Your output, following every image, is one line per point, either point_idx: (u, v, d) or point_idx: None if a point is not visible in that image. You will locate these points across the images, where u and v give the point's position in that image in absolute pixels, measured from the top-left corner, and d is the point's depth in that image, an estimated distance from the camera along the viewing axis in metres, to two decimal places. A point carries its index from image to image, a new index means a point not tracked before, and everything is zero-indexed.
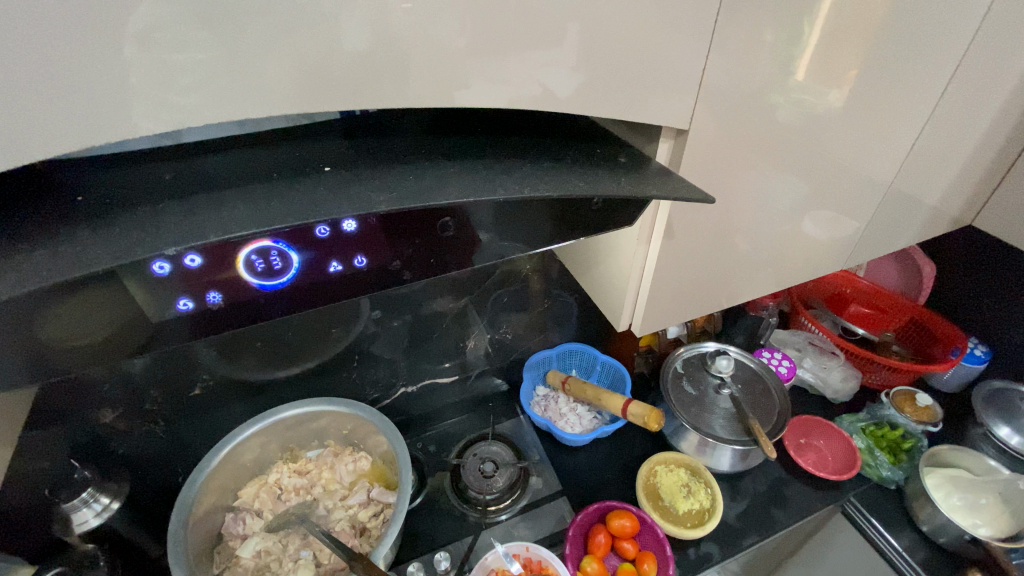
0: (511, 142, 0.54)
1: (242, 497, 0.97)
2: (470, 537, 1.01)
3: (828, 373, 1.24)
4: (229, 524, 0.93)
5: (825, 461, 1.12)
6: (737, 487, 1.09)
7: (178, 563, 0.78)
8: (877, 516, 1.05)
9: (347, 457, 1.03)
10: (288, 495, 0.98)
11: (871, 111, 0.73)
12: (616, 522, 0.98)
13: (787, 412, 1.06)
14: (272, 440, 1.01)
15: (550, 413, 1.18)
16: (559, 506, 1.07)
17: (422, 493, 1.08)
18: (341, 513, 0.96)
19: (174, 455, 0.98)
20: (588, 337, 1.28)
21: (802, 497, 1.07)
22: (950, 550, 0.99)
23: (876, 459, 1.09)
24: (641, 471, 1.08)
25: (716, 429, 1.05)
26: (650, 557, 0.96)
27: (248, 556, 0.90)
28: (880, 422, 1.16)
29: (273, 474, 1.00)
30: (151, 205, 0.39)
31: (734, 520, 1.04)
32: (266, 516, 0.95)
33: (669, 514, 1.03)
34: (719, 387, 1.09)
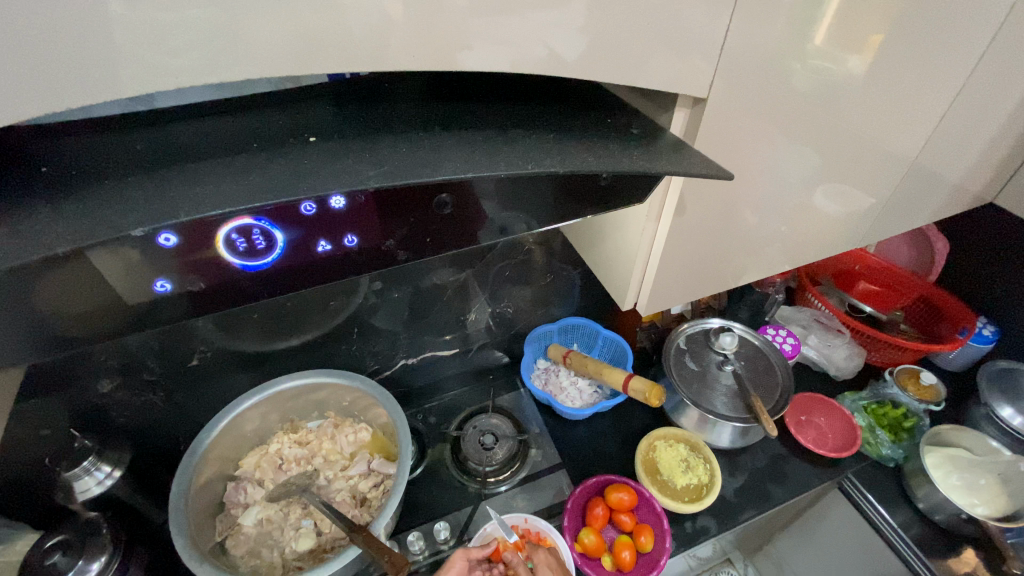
0: (514, 111, 0.50)
1: (243, 466, 0.98)
2: (469, 507, 1.02)
3: (832, 351, 1.23)
4: (231, 493, 0.93)
5: (824, 438, 1.11)
6: (736, 462, 1.10)
7: (180, 532, 0.79)
8: (874, 493, 1.06)
9: (348, 428, 1.03)
10: (289, 465, 0.99)
11: (898, 80, 0.68)
12: (615, 495, 0.99)
13: (789, 390, 1.05)
14: (272, 411, 1.01)
15: (550, 386, 1.18)
16: (558, 479, 1.08)
17: (422, 465, 1.08)
18: (341, 484, 0.97)
19: (174, 424, 0.98)
20: (590, 311, 1.26)
21: (800, 473, 1.08)
22: (945, 527, 1.00)
23: (876, 436, 1.10)
24: (641, 446, 1.08)
25: (717, 406, 1.04)
26: (647, 530, 0.97)
27: (250, 524, 0.90)
28: (881, 401, 1.16)
29: (273, 445, 1.00)
30: (121, 178, 0.37)
31: (731, 495, 1.04)
32: (267, 485, 0.96)
33: (667, 489, 1.03)
34: (721, 364, 1.08)
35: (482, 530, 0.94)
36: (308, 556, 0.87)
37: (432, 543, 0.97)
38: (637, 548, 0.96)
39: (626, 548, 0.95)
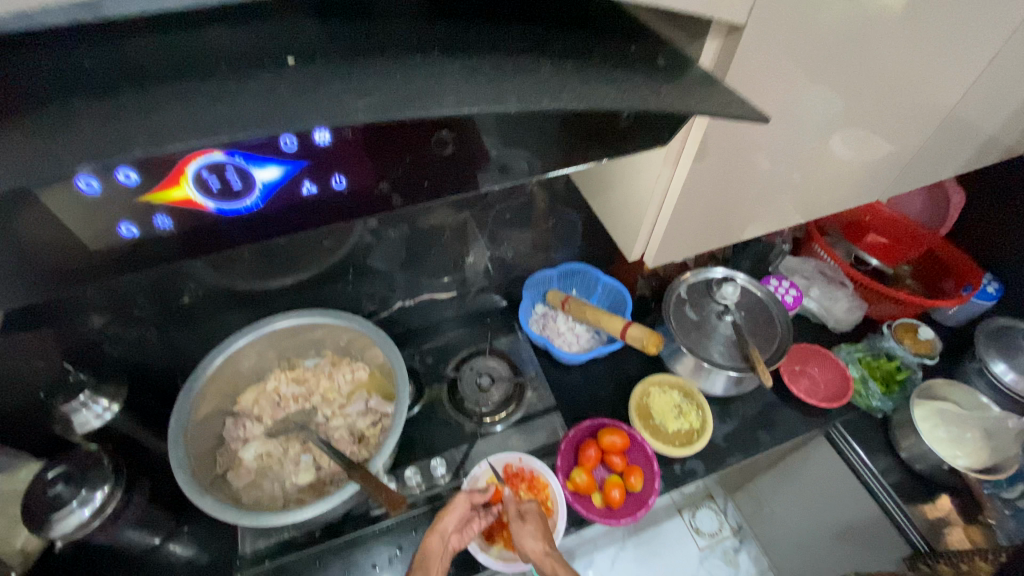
0: (525, 34, 0.44)
1: (242, 403, 0.98)
2: (465, 446, 1.04)
3: (833, 303, 1.22)
4: (230, 428, 0.95)
5: (816, 388, 1.12)
6: (728, 410, 1.11)
7: (181, 467, 0.80)
8: (859, 441, 1.09)
9: (345, 368, 1.03)
10: (287, 403, 1.00)
11: (952, 11, 0.61)
12: (607, 439, 1.01)
13: (786, 341, 1.04)
14: (269, 350, 0.99)
15: (548, 331, 1.18)
16: (552, 421, 1.08)
17: (420, 404, 1.09)
18: (340, 421, 0.98)
19: (170, 359, 0.97)
20: (591, 256, 1.23)
21: (789, 421, 1.10)
22: (925, 475, 1.03)
23: (868, 389, 1.11)
24: (634, 392, 1.09)
25: (714, 355, 1.04)
26: (637, 471, 1.00)
27: (250, 458, 0.92)
28: (877, 354, 1.17)
29: (271, 383, 1.01)
30: (70, 101, 0.33)
31: (720, 440, 1.07)
32: (265, 422, 0.97)
33: (658, 433, 1.05)
34: (721, 314, 1.07)
35: (475, 470, 0.98)
36: (308, 489, 0.90)
37: (428, 478, 1.00)
38: (626, 487, 1.00)
39: (615, 487, 0.98)
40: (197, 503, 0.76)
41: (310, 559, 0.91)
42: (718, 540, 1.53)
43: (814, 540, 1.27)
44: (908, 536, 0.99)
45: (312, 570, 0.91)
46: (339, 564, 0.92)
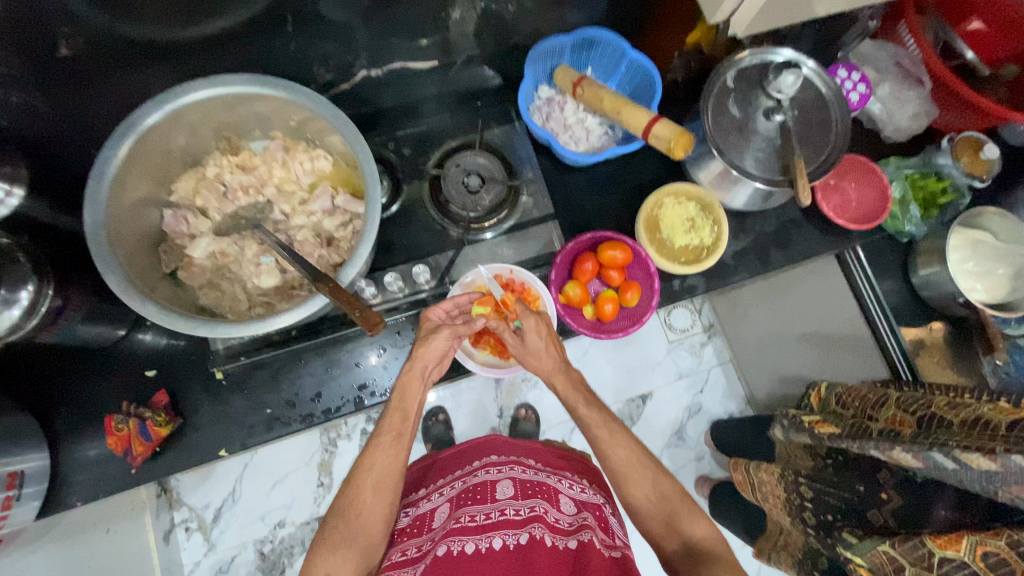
0: None
1: (178, 193, 0.80)
2: (451, 253, 0.94)
3: (900, 107, 1.00)
4: (171, 223, 0.79)
5: (845, 207, 1.00)
6: (744, 225, 1.00)
7: (111, 269, 0.66)
8: (870, 263, 1.02)
9: (300, 155, 0.83)
10: (235, 194, 0.83)
11: None
12: (608, 254, 0.90)
13: (841, 147, 0.85)
14: (197, 128, 0.77)
15: (551, 124, 0.96)
16: (549, 230, 0.96)
17: (399, 202, 0.94)
18: (303, 221, 0.84)
19: (70, 126, 0.75)
20: (618, 21, 0.92)
21: (806, 240, 1.00)
22: (928, 301, 0.99)
23: (905, 211, 0.99)
24: (646, 203, 0.94)
25: (747, 162, 0.85)
26: (634, 287, 0.93)
27: (201, 258, 0.80)
28: (927, 173, 1.02)
29: (211, 169, 0.82)
30: None
31: (729, 258, 0.98)
32: (213, 216, 0.82)
33: (664, 249, 0.95)
34: (770, 113, 0.84)
35: (461, 279, 0.91)
36: (275, 293, 0.80)
37: (411, 283, 0.91)
38: (621, 302, 0.95)
39: (610, 301, 0.93)
40: (139, 312, 0.66)
41: (289, 357, 0.87)
42: (688, 335, 1.62)
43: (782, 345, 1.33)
44: (887, 359, 0.98)
45: (292, 367, 0.87)
46: (320, 361, 0.88)
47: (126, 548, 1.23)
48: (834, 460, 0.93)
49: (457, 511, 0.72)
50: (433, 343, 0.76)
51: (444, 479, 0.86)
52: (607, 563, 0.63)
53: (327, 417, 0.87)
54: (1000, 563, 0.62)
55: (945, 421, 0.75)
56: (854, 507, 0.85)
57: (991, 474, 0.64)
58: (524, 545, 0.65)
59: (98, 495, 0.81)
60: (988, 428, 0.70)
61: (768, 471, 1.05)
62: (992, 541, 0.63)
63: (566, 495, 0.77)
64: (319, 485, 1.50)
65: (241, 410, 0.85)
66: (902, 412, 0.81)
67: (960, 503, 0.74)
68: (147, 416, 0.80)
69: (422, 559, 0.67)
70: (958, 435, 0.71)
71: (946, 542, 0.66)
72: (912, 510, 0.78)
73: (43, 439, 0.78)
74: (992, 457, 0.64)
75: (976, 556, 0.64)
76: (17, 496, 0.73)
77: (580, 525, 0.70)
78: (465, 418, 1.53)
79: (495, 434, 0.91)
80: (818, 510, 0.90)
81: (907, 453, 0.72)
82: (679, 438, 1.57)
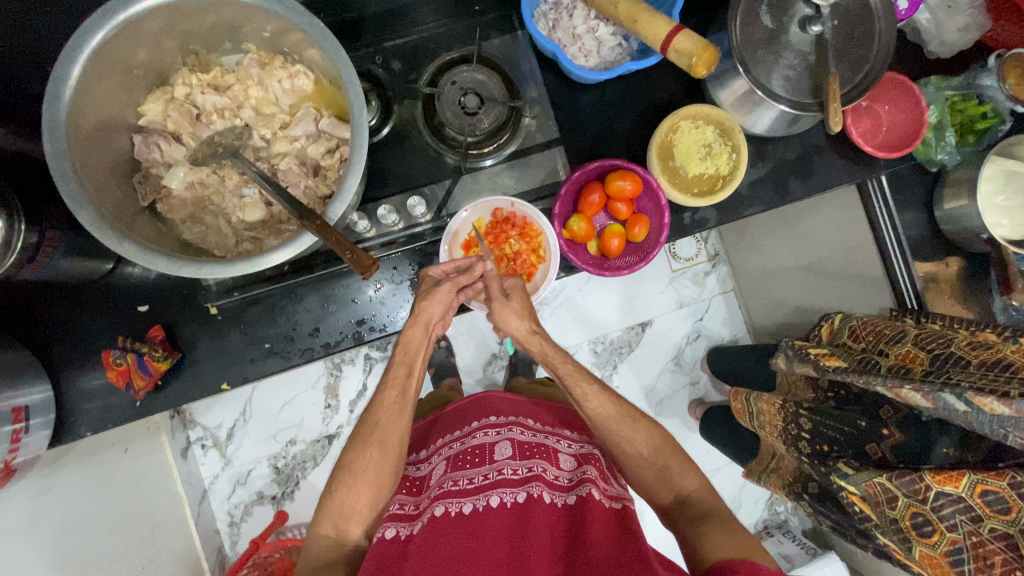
0: None
1: (148, 116, 0.73)
2: (448, 182, 0.88)
3: (950, 16, 0.89)
4: (141, 150, 0.72)
5: (875, 132, 0.92)
6: (763, 152, 0.92)
7: (82, 206, 0.61)
8: (895, 195, 0.96)
9: (278, 72, 0.74)
10: (210, 117, 0.76)
11: None
12: (617, 184, 0.84)
13: (882, 66, 0.76)
14: (160, 40, 0.68)
15: (558, 35, 0.85)
16: (553, 157, 0.89)
17: (391, 124, 0.87)
18: (285, 147, 0.78)
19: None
20: None
21: (830, 169, 0.93)
22: (950, 237, 0.94)
23: (939, 138, 0.92)
24: (660, 128, 0.86)
25: (776, 82, 0.76)
26: (642, 221, 0.89)
27: (180, 189, 0.74)
28: (969, 95, 0.92)
29: (180, 89, 0.74)
30: None
31: (744, 189, 0.92)
32: (188, 142, 0.75)
33: (676, 178, 0.89)
34: (807, 24, 0.74)
35: (454, 221, 0.86)
36: (262, 227, 0.76)
37: (406, 216, 0.86)
38: (627, 236, 0.92)
39: (616, 237, 0.90)
40: (118, 250, 0.62)
41: (284, 292, 0.85)
42: (692, 265, 1.59)
43: (789, 277, 1.30)
44: (897, 291, 0.97)
45: (288, 302, 0.85)
46: (315, 297, 0.86)
47: (147, 466, 1.30)
48: (836, 394, 0.95)
49: (454, 472, 0.74)
50: (435, 298, 0.77)
51: (441, 440, 0.86)
52: (607, 516, 0.67)
53: (327, 351, 0.86)
54: (996, 498, 0.73)
55: (963, 361, 0.77)
56: (855, 440, 0.89)
57: (1003, 418, 0.70)
58: (523, 504, 0.68)
59: (106, 427, 0.82)
60: (1007, 370, 0.73)
61: (769, 402, 1.08)
62: (993, 481, 0.74)
63: (564, 454, 0.79)
64: (326, 407, 1.55)
65: (238, 345, 0.84)
66: (917, 348, 0.83)
67: (961, 443, 0.81)
68: (144, 351, 0.78)
69: (420, 518, 0.69)
70: (971, 375, 0.74)
71: (946, 479, 0.76)
72: (911, 445, 0.84)
73: (41, 373, 0.78)
74: (1007, 404, 0.68)
75: (972, 492, 0.75)
76: (24, 428, 0.73)
77: (579, 479, 0.73)
78: (465, 345, 1.55)
79: (489, 393, 0.92)
80: (815, 440, 0.94)
81: (917, 394, 0.76)
82: (677, 364, 1.59)
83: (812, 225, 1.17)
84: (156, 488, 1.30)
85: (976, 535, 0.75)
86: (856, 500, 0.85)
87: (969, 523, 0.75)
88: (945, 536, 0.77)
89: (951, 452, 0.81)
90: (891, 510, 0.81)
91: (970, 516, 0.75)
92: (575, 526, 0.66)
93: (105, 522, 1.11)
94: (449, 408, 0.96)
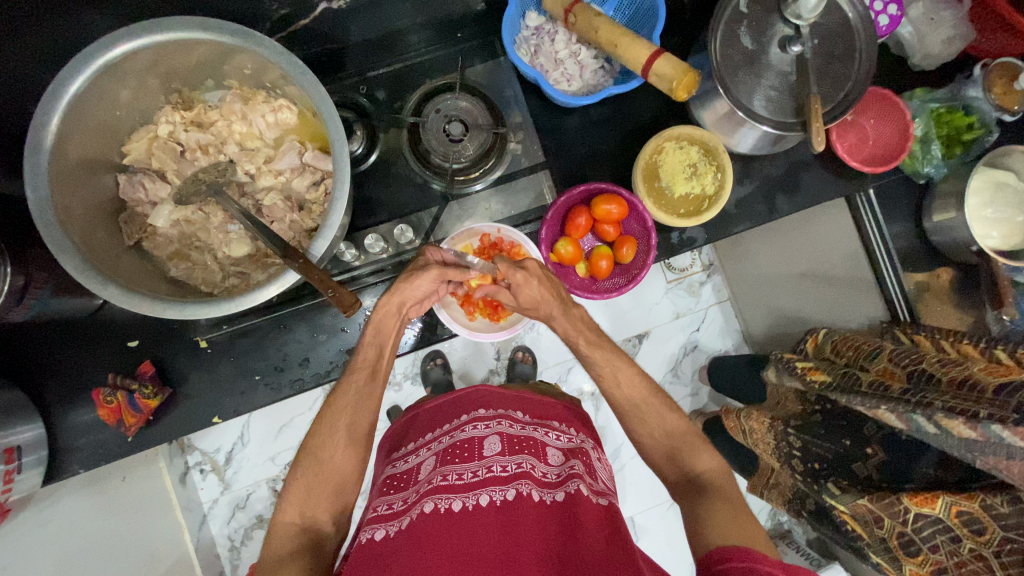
0: None
1: (131, 155, 0.73)
2: (435, 209, 0.88)
3: (932, 29, 0.90)
4: (126, 189, 0.72)
5: (861, 146, 0.92)
6: (750, 168, 0.92)
7: (67, 252, 0.61)
8: (883, 208, 0.96)
9: (261, 106, 0.75)
10: (194, 154, 0.76)
11: None
12: (602, 208, 0.84)
13: (864, 83, 0.75)
14: (144, 78, 0.68)
15: (541, 60, 0.85)
16: (539, 181, 0.89)
17: (377, 152, 0.87)
18: (270, 181, 0.78)
19: None
20: None
21: (817, 184, 0.93)
22: (939, 248, 0.94)
23: (926, 150, 0.91)
24: (644, 150, 0.86)
25: (755, 102, 0.76)
26: (630, 242, 0.89)
27: (166, 227, 0.74)
28: (953, 107, 0.92)
29: (163, 127, 0.74)
30: None
31: (731, 207, 0.92)
32: (173, 180, 0.76)
33: (663, 199, 0.88)
34: (787, 44, 0.74)
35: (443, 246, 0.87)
36: (248, 262, 0.76)
37: (394, 243, 0.86)
38: (616, 258, 0.92)
39: (604, 258, 0.90)
40: (101, 295, 0.62)
41: (273, 323, 0.85)
42: (687, 276, 1.59)
43: (782, 287, 1.30)
44: (886, 300, 0.97)
45: (278, 333, 0.85)
46: (304, 327, 0.85)
47: (145, 495, 1.29)
48: (823, 407, 0.96)
49: (443, 468, 0.73)
50: None
51: (430, 433, 0.86)
52: (594, 514, 0.68)
53: (318, 381, 0.86)
54: (971, 518, 0.73)
55: (934, 379, 0.78)
56: (842, 459, 0.91)
57: (970, 443, 0.70)
58: (511, 502, 0.67)
59: (97, 464, 0.82)
60: (975, 390, 0.73)
61: (759, 418, 1.07)
62: (966, 503, 0.74)
63: (552, 447, 0.79)
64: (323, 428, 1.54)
65: (229, 377, 0.84)
66: (893, 366, 0.84)
67: (942, 463, 0.81)
68: (134, 388, 0.78)
69: (407, 514, 0.68)
70: (945, 394, 0.75)
71: (923, 500, 0.77)
72: (895, 464, 0.85)
73: (33, 413, 0.77)
74: (974, 427, 0.68)
75: (949, 513, 0.75)
76: (16, 468, 0.73)
77: (567, 475, 0.73)
78: (461, 362, 1.55)
79: (481, 386, 0.91)
80: (807, 459, 0.95)
81: (892, 414, 0.76)
82: (675, 374, 1.58)
83: (804, 235, 1.17)
84: (155, 515, 1.30)
85: (958, 556, 0.74)
86: (846, 518, 0.87)
87: (950, 544, 0.75)
88: (928, 557, 0.77)
89: (935, 473, 0.81)
90: (880, 530, 0.82)
91: (951, 537, 0.75)
92: (564, 525, 0.66)
93: (106, 552, 1.10)
94: (429, 404, 0.94)
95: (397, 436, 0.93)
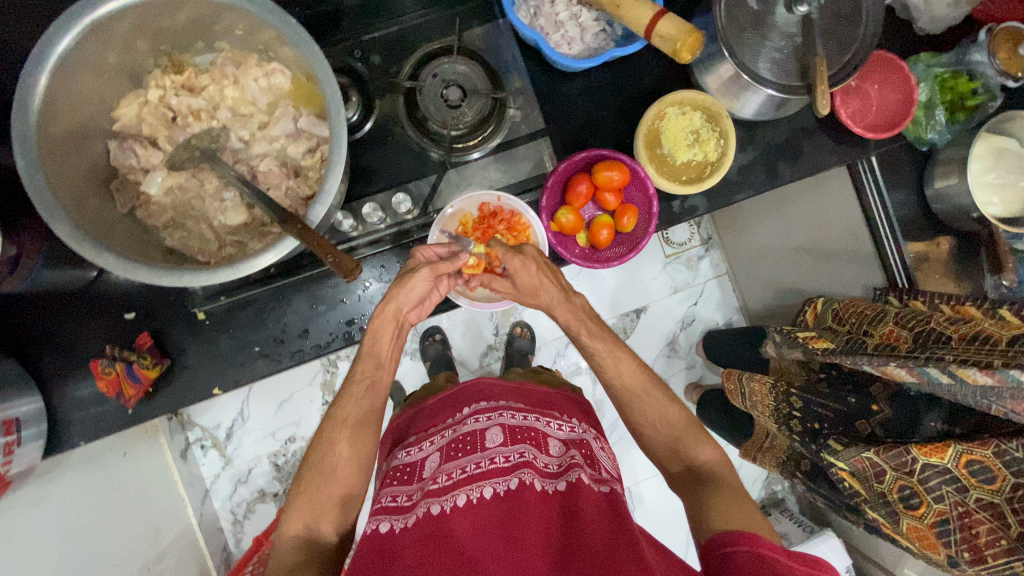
0: None
1: (122, 120, 0.71)
2: (433, 177, 0.87)
3: None
4: (117, 155, 0.71)
5: (865, 112, 0.90)
6: (752, 136, 0.91)
7: (59, 218, 0.60)
8: (885, 173, 0.95)
9: (254, 70, 0.73)
10: (186, 120, 0.75)
11: None
12: (604, 175, 0.83)
13: (871, 45, 0.74)
14: (130, 41, 0.66)
15: (540, 22, 0.83)
16: (539, 149, 0.88)
17: (373, 119, 0.85)
18: (265, 148, 0.77)
19: None
20: None
21: (819, 151, 0.92)
22: (939, 215, 0.94)
23: (930, 116, 0.90)
24: (647, 115, 0.85)
25: (759, 67, 0.74)
26: (631, 212, 0.89)
27: (159, 195, 0.73)
28: (958, 72, 0.90)
29: (153, 91, 0.72)
30: None
31: (733, 174, 0.91)
32: (165, 147, 0.74)
33: (664, 166, 0.87)
34: (792, 4, 0.71)
35: (443, 213, 0.86)
36: (244, 231, 0.75)
37: (393, 213, 0.85)
38: (616, 228, 0.91)
39: (605, 228, 0.89)
40: (96, 263, 0.61)
41: (272, 294, 0.84)
42: (685, 250, 1.58)
43: (779, 259, 1.30)
44: (887, 270, 0.98)
45: (276, 304, 0.84)
46: (303, 298, 0.85)
47: (147, 470, 1.30)
48: (827, 374, 0.97)
49: (447, 464, 0.74)
50: (415, 286, 0.76)
51: (433, 425, 0.86)
52: (596, 502, 0.68)
53: (318, 352, 0.86)
54: (981, 468, 0.75)
55: (942, 337, 0.81)
56: (845, 418, 0.92)
57: (986, 389, 0.71)
58: (514, 492, 0.68)
59: (99, 435, 0.82)
60: (987, 342, 0.77)
61: (761, 381, 1.07)
62: (977, 451, 0.75)
63: (554, 437, 0.79)
64: (323, 403, 1.55)
65: (229, 349, 0.84)
66: (898, 327, 0.86)
67: (948, 418, 0.83)
68: (132, 359, 0.77)
69: (413, 511, 0.69)
70: (957, 349, 0.78)
71: (932, 451, 0.78)
72: (898, 422, 0.86)
73: (32, 384, 0.77)
74: (988, 373, 0.70)
75: (957, 463, 0.76)
76: (16, 440, 0.73)
77: (568, 465, 0.73)
78: (460, 338, 1.55)
79: (480, 379, 0.92)
80: (806, 419, 0.96)
81: (902, 369, 0.77)
82: (671, 348, 1.59)
83: (804, 206, 1.16)
84: (158, 490, 1.31)
85: (962, 505, 0.77)
86: (845, 475, 0.88)
87: (955, 494, 0.77)
88: (931, 508, 0.79)
89: (940, 426, 0.83)
90: (880, 484, 0.84)
91: (957, 487, 0.77)
92: (567, 514, 0.66)
93: (108, 528, 1.10)
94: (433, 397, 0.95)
95: (402, 428, 0.94)
